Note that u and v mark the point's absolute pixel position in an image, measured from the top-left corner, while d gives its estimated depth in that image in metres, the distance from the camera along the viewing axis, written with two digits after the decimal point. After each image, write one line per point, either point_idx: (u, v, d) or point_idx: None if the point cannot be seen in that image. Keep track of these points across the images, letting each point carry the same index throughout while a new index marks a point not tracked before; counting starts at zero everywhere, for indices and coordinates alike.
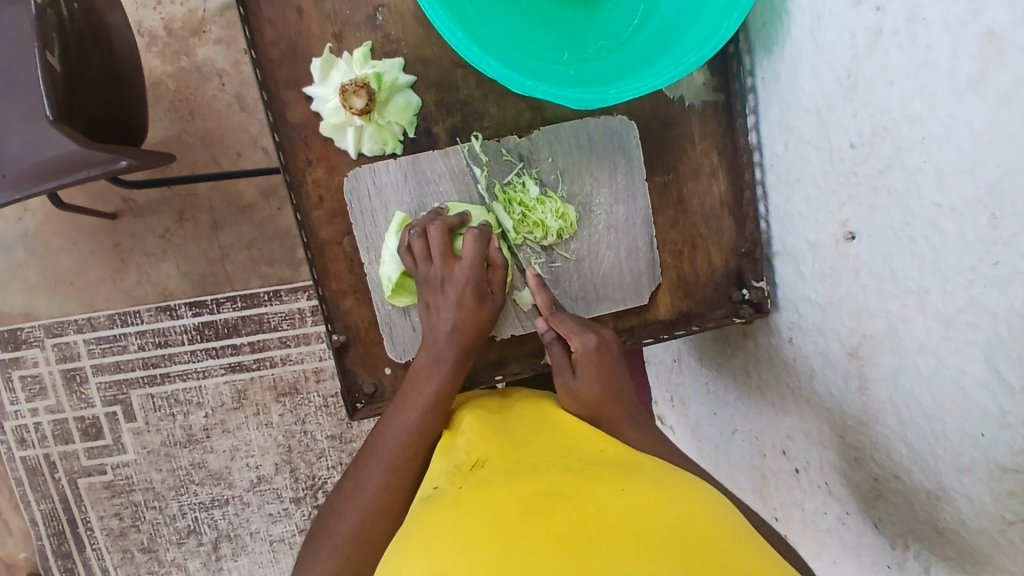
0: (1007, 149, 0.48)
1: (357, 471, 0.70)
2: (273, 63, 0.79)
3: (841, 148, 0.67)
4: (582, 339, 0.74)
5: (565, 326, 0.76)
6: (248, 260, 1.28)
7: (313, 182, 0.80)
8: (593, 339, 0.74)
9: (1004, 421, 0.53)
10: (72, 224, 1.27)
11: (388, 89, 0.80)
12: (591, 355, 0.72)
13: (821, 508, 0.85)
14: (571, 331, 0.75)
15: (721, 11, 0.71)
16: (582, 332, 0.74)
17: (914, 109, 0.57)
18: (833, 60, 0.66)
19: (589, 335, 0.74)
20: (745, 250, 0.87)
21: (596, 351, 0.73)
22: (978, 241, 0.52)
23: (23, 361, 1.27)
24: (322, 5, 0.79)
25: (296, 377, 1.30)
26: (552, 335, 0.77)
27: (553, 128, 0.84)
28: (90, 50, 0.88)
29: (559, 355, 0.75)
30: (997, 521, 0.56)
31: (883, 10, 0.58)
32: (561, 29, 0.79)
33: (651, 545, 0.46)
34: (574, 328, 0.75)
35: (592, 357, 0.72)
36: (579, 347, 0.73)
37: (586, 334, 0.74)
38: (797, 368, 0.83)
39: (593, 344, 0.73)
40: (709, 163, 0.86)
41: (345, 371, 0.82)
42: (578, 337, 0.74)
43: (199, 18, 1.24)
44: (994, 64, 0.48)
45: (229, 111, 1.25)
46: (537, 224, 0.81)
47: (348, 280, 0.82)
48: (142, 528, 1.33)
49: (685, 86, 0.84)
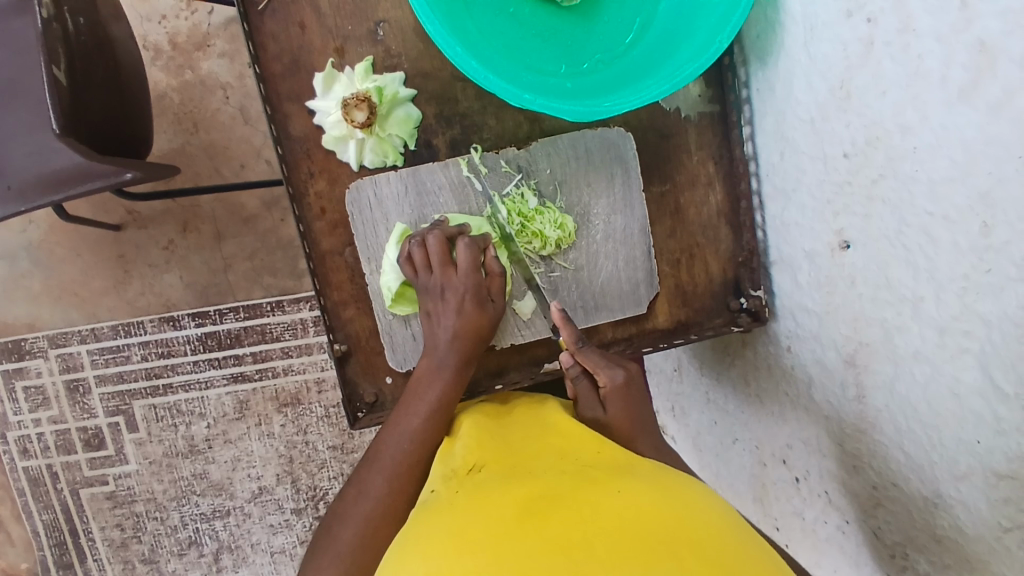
0: (998, 158, 0.49)
1: (359, 477, 0.70)
2: (276, 77, 0.80)
3: (835, 158, 0.68)
4: (610, 374, 0.73)
5: (593, 361, 0.74)
6: (251, 271, 1.29)
7: (314, 193, 0.82)
8: (621, 375, 0.73)
9: (998, 428, 0.54)
10: (75, 235, 1.28)
11: (388, 102, 0.81)
12: (620, 391, 0.72)
13: (820, 517, 0.85)
14: (598, 366, 0.73)
15: (716, 22, 0.73)
16: (609, 368, 0.73)
17: (907, 118, 0.57)
18: (826, 72, 0.67)
19: (616, 370, 0.73)
20: (742, 260, 0.88)
21: (624, 387, 0.73)
22: (971, 249, 0.53)
23: (27, 371, 1.28)
24: (325, 20, 0.81)
25: (298, 387, 1.31)
26: (578, 369, 0.75)
27: (551, 139, 0.85)
28: (95, 64, 0.89)
29: (586, 390, 0.74)
30: (995, 528, 0.56)
31: (875, 21, 0.59)
32: (559, 42, 0.80)
33: (649, 546, 0.47)
34: (601, 362, 0.74)
35: (622, 394, 0.72)
36: (607, 383, 0.73)
37: (613, 369, 0.73)
38: (796, 376, 0.84)
39: (621, 379, 0.73)
40: (706, 174, 0.87)
41: (346, 380, 0.83)
42: (606, 374, 0.73)
43: (203, 31, 1.25)
44: (985, 74, 0.49)
45: (232, 123, 1.27)
46: (535, 234, 0.82)
47: (349, 290, 0.82)
48: (143, 539, 1.34)
49: (681, 98, 0.86)
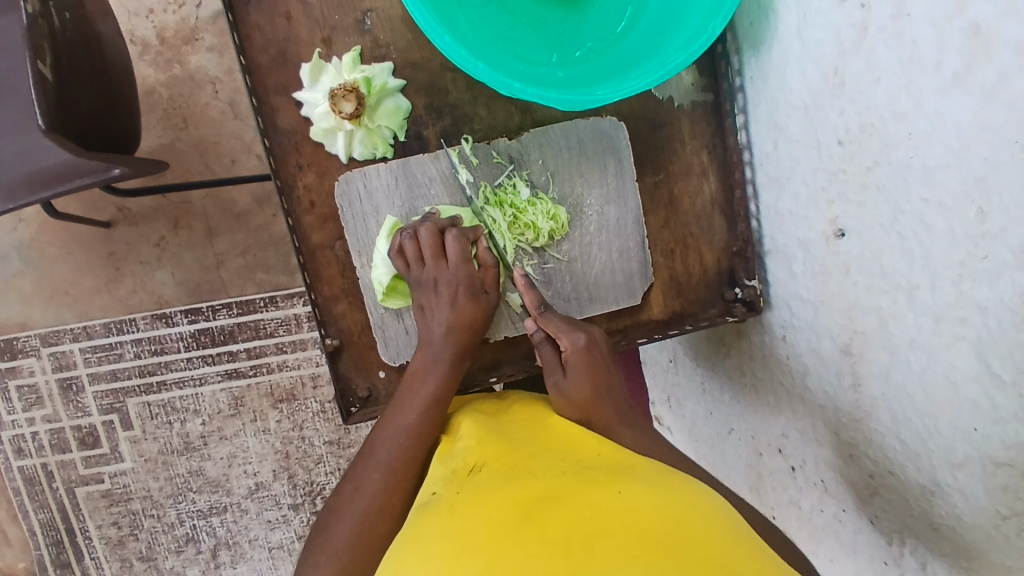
0: (994, 143, 0.48)
1: (354, 474, 0.70)
2: (262, 69, 0.79)
3: (830, 146, 0.68)
4: (571, 338, 0.73)
5: (554, 325, 0.75)
6: (243, 267, 1.28)
7: (304, 187, 0.80)
8: (582, 339, 0.73)
9: (995, 416, 0.53)
10: (66, 233, 1.27)
11: (377, 94, 0.80)
12: (581, 354, 0.72)
13: (817, 506, 0.85)
14: (560, 331, 0.74)
15: (707, 11, 0.72)
16: (570, 332, 0.74)
17: (901, 105, 0.57)
18: (819, 58, 0.66)
19: (577, 334, 0.74)
20: (736, 249, 0.87)
21: (585, 350, 0.72)
22: (966, 236, 0.53)
23: (19, 370, 1.27)
24: (311, 10, 0.80)
25: (293, 383, 1.30)
26: (541, 335, 0.76)
27: (543, 130, 0.84)
28: (81, 58, 0.88)
29: (548, 355, 0.74)
30: (993, 516, 0.55)
31: (868, 7, 0.58)
32: (549, 30, 0.79)
33: (649, 548, 0.46)
34: (562, 327, 0.75)
35: (583, 356, 0.72)
36: (568, 347, 0.73)
37: (574, 333, 0.74)
38: (790, 366, 0.83)
39: (582, 343, 0.73)
40: (699, 163, 0.86)
41: (339, 376, 0.82)
42: (567, 338, 0.73)
43: (192, 26, 1.24)
44: (979, 58, 0.48)
45: (222, 119, 1.26)
46: (528, 226, 0.82)
47: (341, 284, 0.81)
48: (141, 537, 1.33)
49: (674, 87, 0.85)
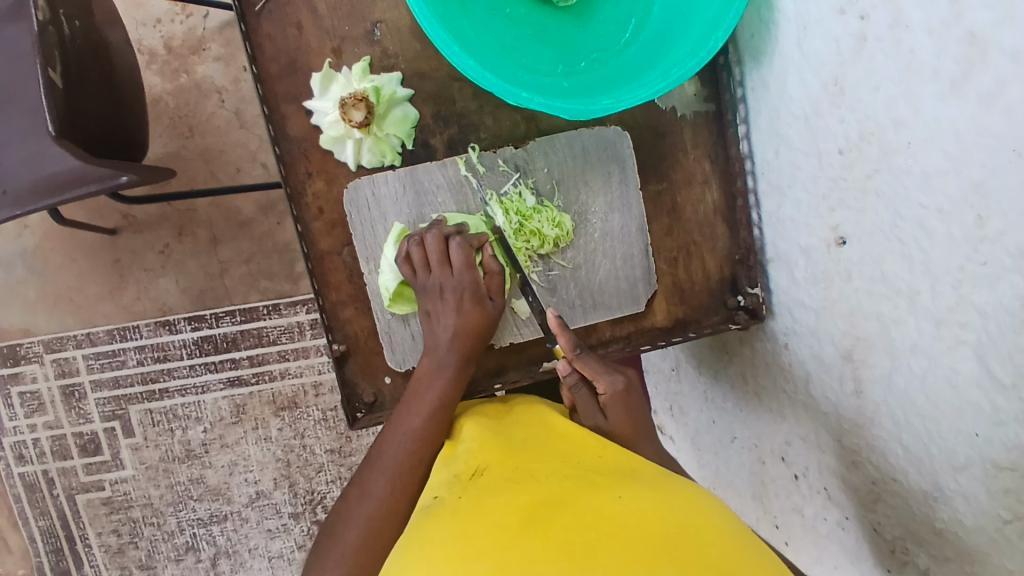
0: (992, 149, 0.49)
1: (361, 478, 0.70)
2: (272, 78, 0.80)
3: (830, 154, 0.69)
4: (610, 380, 0.72)
5: (591, 367, 0.73)
6: (247, 275, 1.29)
7: (312, 194, 0.81)
8: (620, 381, 0.73)
9: (996, 419, 0.54)
10: (71, 240, 1.27)
11: (385, 102, 0.81)
12: (620, 397, 0.72)
13: (820, 512, 0.86)
14: (597, 373, 0.73)
15: (710, 21, 0.73)
16: (608, 374, 0.73)
17: (900, 112, 0.58)
18: (819, 68, 0.68)
19: (615, 376, 0.73)
20: (738, 257, 0.88)
21: (621, 390, 0.72)
22: (966, 240, 0.54)
23: (22, 376, 1.27)
24: (321, 21, 0.81)
25: (295, 391, 1.30)
26: (575, 377, 0.74)
27: (548, 139, 0.85)
28: (90, 66, 0.89)
29: (585, 399, 0.73)
30: (995, 519, 0.56)
31: (867, 18, 0.60)
32: (554, 41, 0.81)
33: (652, 552, 0.47)
34: (599, 368, 0.73)
35: (622, 399, 0.72)
36: (607, 390, 0.72)
37: (612, 375, 0.73)
38: (793, 373, 0.84)
39: (621, 386, 0.72)
40: (702, 172, 0.87)
41: (345, 381, 0.83)
42: (605, 380, 0.72)
43: (198, 36, 1.25)
44: (976, 66, 0.50)
45: (228, 127, 1.27)
46: (533, 233, 0.83)
47: (348, 290, 0.82)
48: (141, 545, 1.33)
49: (677, 97, 0.86)
